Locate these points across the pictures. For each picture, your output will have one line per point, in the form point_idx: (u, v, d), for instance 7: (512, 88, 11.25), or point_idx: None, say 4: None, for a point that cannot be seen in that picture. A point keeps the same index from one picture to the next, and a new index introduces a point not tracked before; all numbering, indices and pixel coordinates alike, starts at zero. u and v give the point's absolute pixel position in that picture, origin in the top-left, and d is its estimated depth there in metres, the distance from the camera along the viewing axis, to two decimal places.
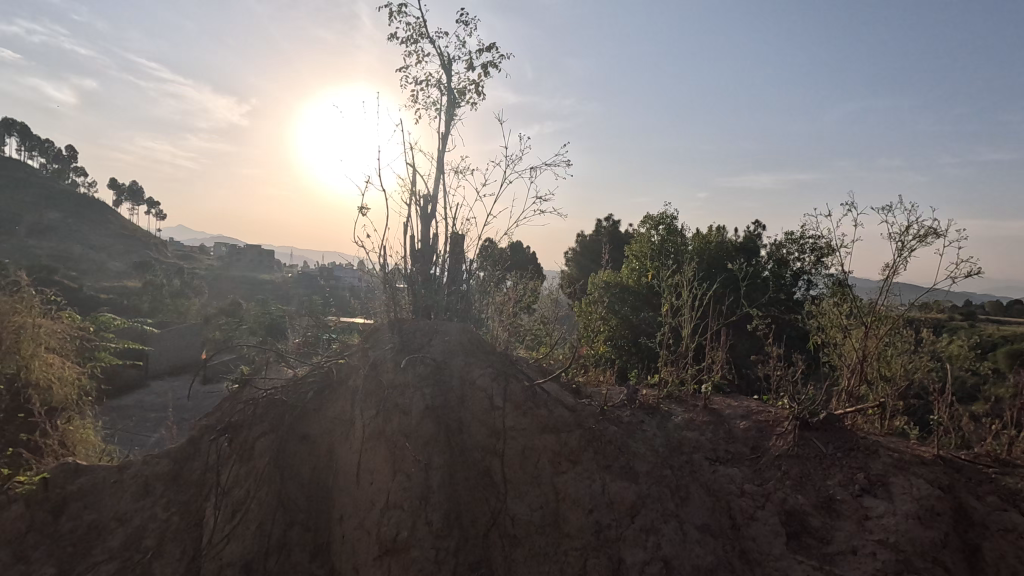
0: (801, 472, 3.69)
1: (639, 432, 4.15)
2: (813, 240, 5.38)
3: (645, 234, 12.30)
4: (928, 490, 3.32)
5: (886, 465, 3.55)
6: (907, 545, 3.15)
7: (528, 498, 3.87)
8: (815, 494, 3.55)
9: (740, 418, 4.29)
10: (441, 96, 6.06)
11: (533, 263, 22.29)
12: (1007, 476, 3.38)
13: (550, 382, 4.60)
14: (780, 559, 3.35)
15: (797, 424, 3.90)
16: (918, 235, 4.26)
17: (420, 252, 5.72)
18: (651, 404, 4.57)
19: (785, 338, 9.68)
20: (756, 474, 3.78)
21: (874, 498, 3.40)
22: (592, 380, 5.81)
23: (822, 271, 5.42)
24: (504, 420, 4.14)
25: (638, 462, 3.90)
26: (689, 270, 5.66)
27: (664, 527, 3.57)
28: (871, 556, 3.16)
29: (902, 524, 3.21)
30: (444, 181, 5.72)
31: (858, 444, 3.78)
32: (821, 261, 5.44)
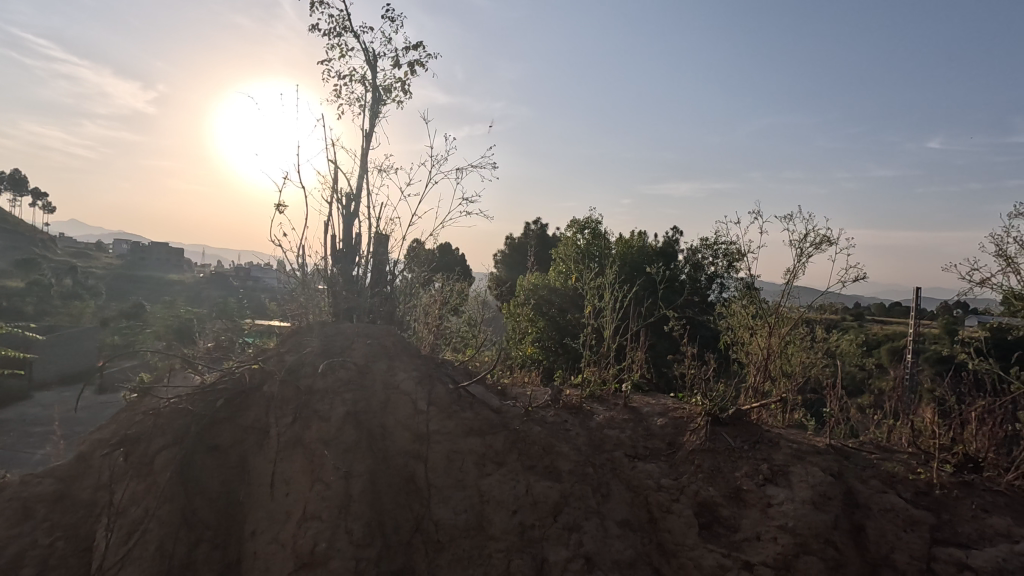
0: (712, 464, 3.89)
1: (563, 432, 4.24)
2: (724, 245, 5.74)
3: (571, 236, 12.61)
4: (821, 477, 3.58)
5: (786, 456, 3.81)
6: (804, 529, 3.38)
7: (452, 502, 3.81)
8: (724, 485, 3.75)
9: (657, 415, 4.49)
10: (366, 92, 5.90)
11: (461, 265, 22.25)
12: (887, 462, 3.72)
13: (475, 384, 4.62)
14: (693, 548, 3.52)
15: (709, 420, 4.13)
16: (815, 242, 4.62)
17: (342, 253, 5.55)
18: (574, 404, 4.70)
19: (699, 338, 10.23)
20: (672, 469, 3.96)
21: (776, 487, 3.63)
22: (518, 381, 5.88)
23: (734, 275, 5.77)
24: (428, 424, 4.11)
25: (562, 461, 3.98)
26: (611, 272, 5.85)
27: (586, 524, 3.66)
28: (772, 541, 3.38)
29: (799, 510, 3.45)
30: (368, 180, 5.56)
31: (762, 436, 4.04)
32: (732, 265, 5.79)
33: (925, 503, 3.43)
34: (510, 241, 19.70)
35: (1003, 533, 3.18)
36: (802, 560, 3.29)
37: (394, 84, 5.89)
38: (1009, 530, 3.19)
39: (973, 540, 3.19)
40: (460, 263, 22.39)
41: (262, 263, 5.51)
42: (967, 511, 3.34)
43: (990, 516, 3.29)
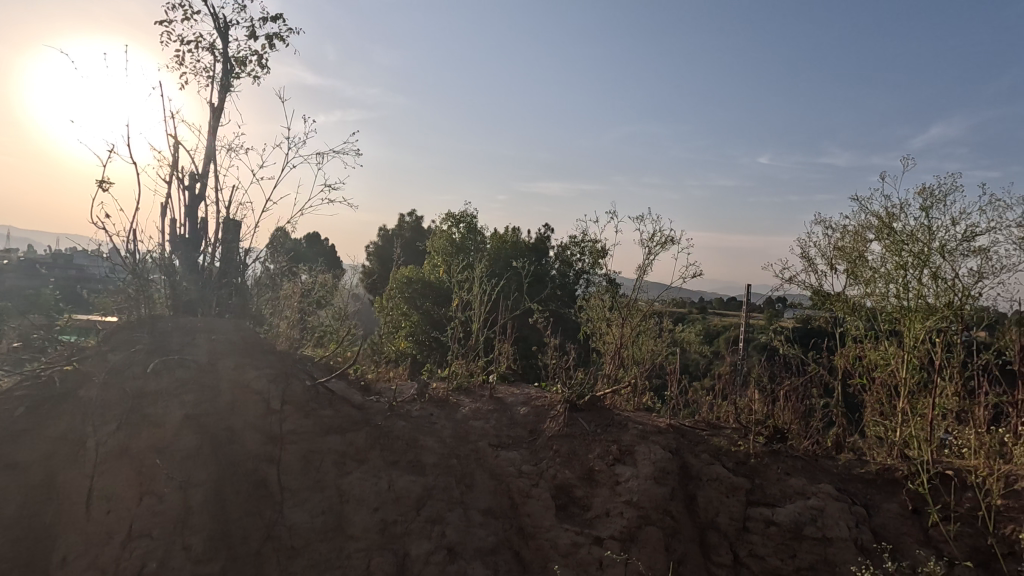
0: (569, 448, 4.12)
1: (428, 425, 4.23)
2: (589, 242, 6.08)
3: (446, 230, 12.56)
4: (662, 454, 3.91)
5: (633, 437, 4.11)
6: (646, 502, 3.69)
7: (309, 505, 3.61)
8: (579, 467, 3.98)
9: (521, 404, 4.66)
10: (214, 63, 5.34)
11: (330, 255, 21.15)
12: (715, 437, 4.18)
13: (336, 380, 4.42)
14: (550, 529, 3.71)
15: (567, 407, 4.38)
16: (662, 242, 5.09)
17: (184, 239, 4.99)
18: (441, 397, 4.71)
19: (566, 330, 10.77)
20: (532, 455, 4.13)
21: (623, 465, 3.92)
22: (385, 375, 5.74)
23: (598, 271, 6.14)
24: (282, 424, 3.86)
25: (426, 455, 3.99)
26: (480, 266, 5.93)
27: (450, 515, 3.70)
28: (619, 515, 3.67)
29: (642, 485, 3.75)
30: (216, 159, 5.05)
31: (613, 420, 4.35)
32: (596, 262, 6.16)
33: (743, 471, 3.93)
34: (383, 233, 19.12)
35: (801, 491, 3.73)
36: (644, 530, 3.60)
37: (247, 56, 5.40)
38: (803, 488, 3.74)
39: (778, 499, 3.73)
40: (331, 255, 21.35)
41: (81, 248, 4.76)
42: (774, 475, 3.87)
43: (791, 478, 3.83)
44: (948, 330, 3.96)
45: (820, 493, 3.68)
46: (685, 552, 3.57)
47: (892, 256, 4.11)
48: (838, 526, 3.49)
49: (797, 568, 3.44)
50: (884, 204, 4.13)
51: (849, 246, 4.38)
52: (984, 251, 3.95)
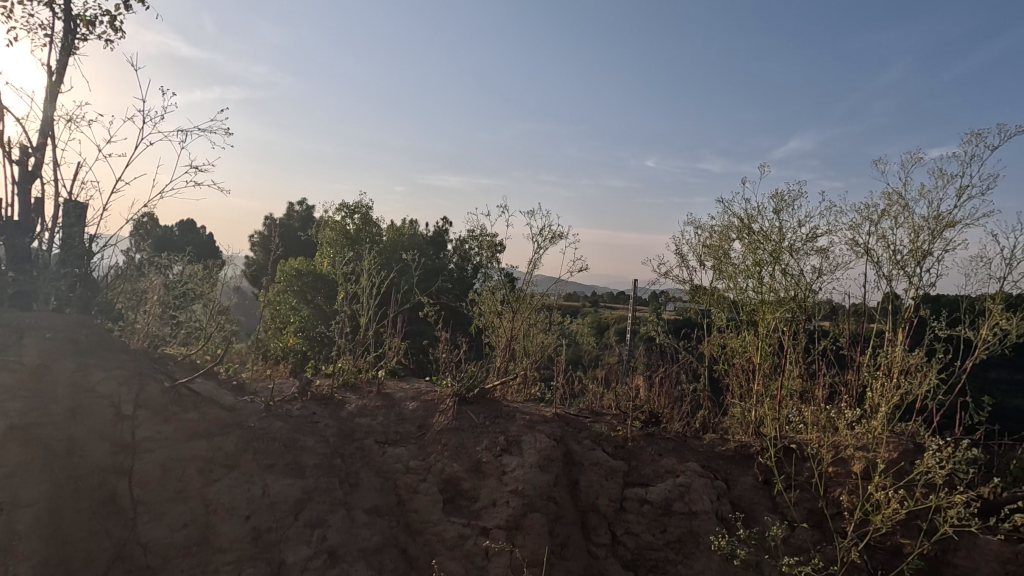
0: (458, 441, 4.10)
1: (309, 425, 4.01)
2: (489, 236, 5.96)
3: (340, 220, 11.99)
4: (547, 443, 4.01)
5: (520, 426, 4.18)
6: (531, 490, 3.77)
7: (169, 518, 3.28)
8: (467, 460, 3.98)
9: (410, 399, 4.57)
10: (53, 19, 4.62)
11: (209, 244, 19.41)
12: (596, 424, 4.38)
13: (203, 381, 4.05)
14: (437, 523, 3.69)
15: (456, 400, 4.38)
16: (551, 236, 5.21)
17: (12, 222, 4.29)
18: (325, 394, 4.49)
19: (463, 324, 10.76)
20: (420, 450, 4.07)
21: (510, 455, 3.97)
22: (264, 373, 5.38)
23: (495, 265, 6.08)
24: (136, 431, 3.46)
25: (306, 456, 3.78)
26: (368, 258, 5.70)
27: (331, 518, 3.54)
28: (504, 504, 3.72)
29: (527, 473, 3.83)
30: (53, 130, 4.37)
31: (501, 411, 4.40)
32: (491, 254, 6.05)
33: (621, 454, 4.15)
34: (270, 221, 17.88)
35: (671, 470, 4.01)
36: (529, 517, 3.68)
37: (95, 15, 4.73)
38: (673, 466, 4.02)
39: (651, 478, 3.99)
40: (211, 244, 19.63)
41: None
42: (648, 456, 4.14)
43: (663, 458, 4.11)
44: (794, 319, 4.46)
45: (688, 470, 3.98)
46: (568, 535, 3.71)
47: (750, 254, 4.54)
48: (703, 500, 3.80)
49: (667, 541, 3.71)
50: (745, 207, 4.54)
51: (716, 244, 4.77)
52: (823, 250, 4.49)
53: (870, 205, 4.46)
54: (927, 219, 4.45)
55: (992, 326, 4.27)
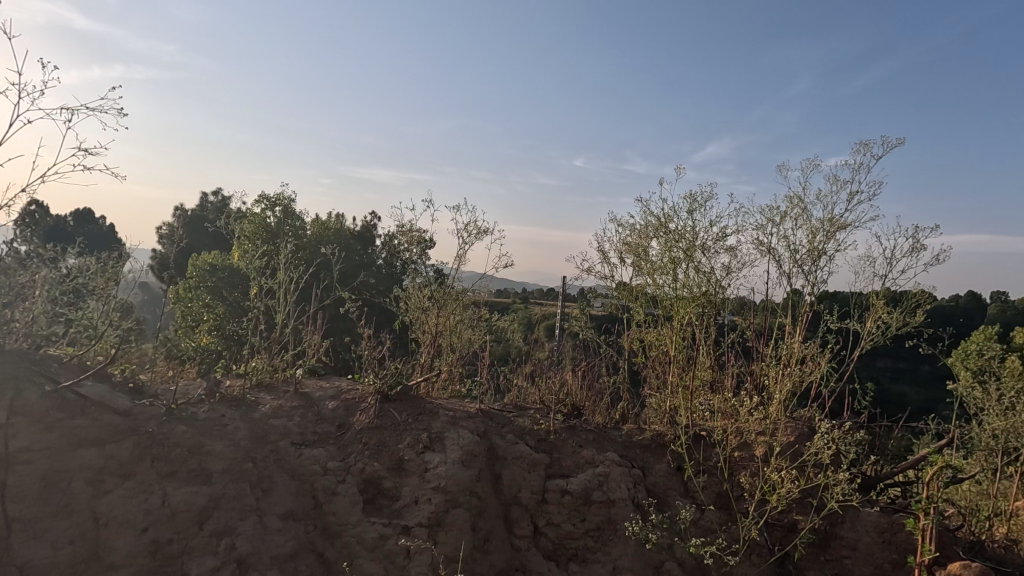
0: (379, 440, 4.03)
1: (216, 428, 3.79)
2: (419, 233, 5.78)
3: (259, 213, 11.37)
4: (470, 438, 4.00)
5: (443, 423, 4.15)
6: (453, 486, 3.74)
7: (51, 536, 2.95)
8: (388, 458, 3.92)
9: (329, 398, 4.43)
10: None
11: (110, 236, 17.84)
12: (520, 418, 4.44)
13: (95, 385, 3.73)
14: (357, 525, 3.58)
15: (378, 398, 4.30)
16: (477, 232, 5.19)
17: None
18: (236, 395, 4.25)
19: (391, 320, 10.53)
20: (340, 451, 3.96)
21: (433, 452, 3.94)
22: (169, 374, 5.02)
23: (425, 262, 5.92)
24: (12, 441, 3.12)
25: (213, 461, 3.56)
26: (286, 251, 5.42)
27: (240, 525, 3.35)
28: (426, 502, 3.66)
29: (450, 469, 3.80)
30: None
31: (425, 408, 4.35)
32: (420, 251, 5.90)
33: (543, 447, 4.23)
34: (181, 212, 16.70)
35: (591, 461, 4.12)
36: (451, 513, 3.64)
37: None
38: (593, 457, 4.14)
39: (572, 469, 4.08)
40: (112, 236, 18.06)
41: None
42: (570, 448, 4.23)
43: (584, 449, 4.21)
44: (706, 314, 4.72)
45: (606, 460, 4.11)
46: (490, 529, 3.72)
47: (666, 252, 4.75)
48: (620, 488, 3.92)
49: (586, 530, 3.79)
50: (662, 207, 4.74)
51: (635, 242, 4.95)
52: (732, 249, 4.77)
53: (774, 208, 4.78)
54: (823, 221, 4.83)
55: (876, 319, 4.71)
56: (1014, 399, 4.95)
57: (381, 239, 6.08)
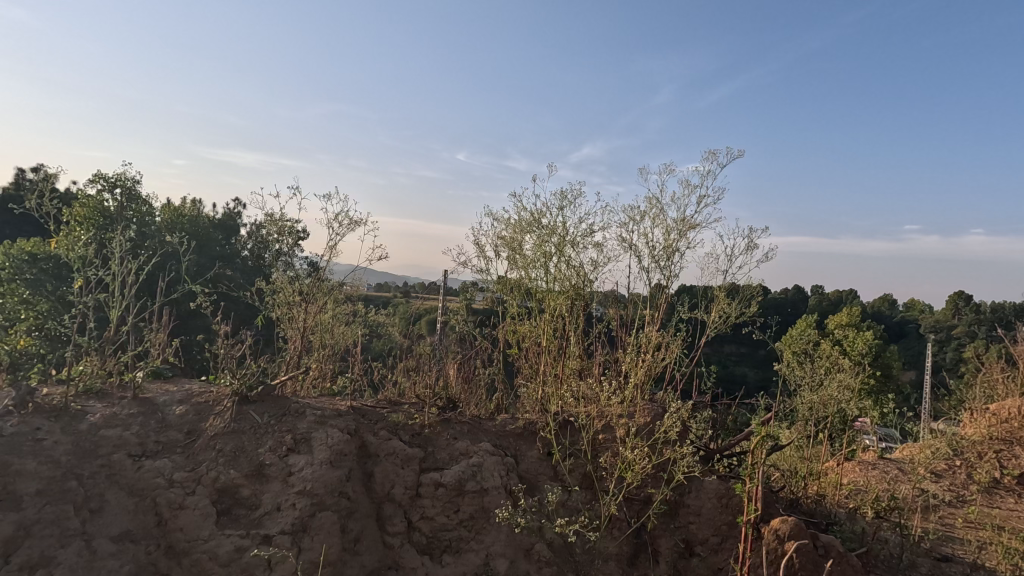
0: (235, 446, 3.73)
1: (29, 444, 3.31)
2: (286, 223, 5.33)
3: (94, 195, 9.92)
4: (339, 437, 3.83)
5: (310, 423, 3.93)
6: (320, 488, 3.53)
7: None
8: (246, 464, 3.63)
9: (176, 403, 4.02)
10: None
11: None
12: (393, 414, 4.35)
13: None
14: (209, 539, 3.25)
15: (235, 400, 3.97)
16: (349, 224, 4.95)
17: None
18: (55, 405, 3.69)
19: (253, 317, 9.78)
20: (189, 460, 3.60)
21: (297, 454, 3.71)
22: None
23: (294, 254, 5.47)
24: None
25: (24, 483, 3.10)
26: (123, 238, 4.74)
27: (61, 553, 2.91)
28: (290, 507, 3.43)
29: (316, 471, 3.59)
30: None
31: (289, 408, 4.09)
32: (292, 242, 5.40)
33: (417, 442, 4.18)
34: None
35: (465, 452, 4.14)
36: (318, 517, 3.43)
37: None
38: (467, 448, 4.16)
39: (446, 462, 4.07)
40: None
41: None
42: (444, 440, 4.23)
43: (458, 441, 4.23)
44: (575, 306, 4.98)
45: (480, 451, 4.15)
46: (361, 529, 3.57)
47: (539, 246, 4.92)
48: (493, 477, 3.97)
49: (460, 520, 3.79)
50: (534, 204, 4.90)
51: (510, 236, 5.06)
52: (598, 245, 5.07)
53: (635, 207, 5.16)
54: (676, 221, 5.32)
55: (719, 310, 5.29)
56: (823, 376, 5.84)
57: (245, 233, 5.44)
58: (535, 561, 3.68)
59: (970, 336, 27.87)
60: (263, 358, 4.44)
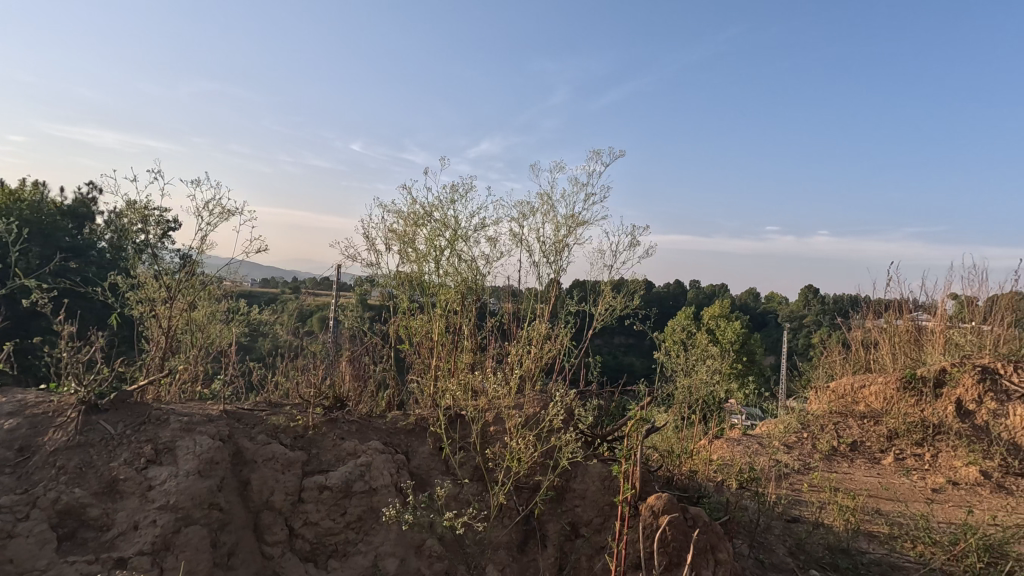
0: (81, 462, 3.32)
1: None
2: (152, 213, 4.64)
3: None
4: (209, 444, 3.51)
5: (174, 431, 3.58)
6: (185, 501, 3.21)
7: None
8: (96, 481, 3.24)
9: (6, 416, 3.55)
10: None
11: None
12: (273, 416, 4.10)
13: None
14: (47, 570, 2.85)
15: (82, 410, 3.54)
16: (222, 213, 4.53)
17: None
18: None
19: None
20: (22, 481, 3.18)
21: (158, 466, 3.36)
22: None
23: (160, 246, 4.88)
24: None
25: None
26: None
27: None
28: (150, 525, 3.08)
29: (181, 483, 3.26)
30: None
31: (149, 416, 3.70)
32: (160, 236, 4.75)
33: (300, 445, 3.96)
34: None
35: (353, 452, 3.97)
36: (183, 533, 3.12)
37: None
38: (355, 448, 3.99)
39: (332, 464, 3.89)
40: None
41: None
42: (330, 441, 4.04)
43: (345, 441, 4.06)
44: (466, 300, 5.00)
45: (369, 450, 4.00)
46: (236, 542, 3.34)
47: (431, 240, 4.86)
48: (383, 475, 3.84)
49: (346, 523, 3.62)
50: (425, 197, 4.84)
51: (400, 229, 4.95)
52: (490, 239, 5.12)
53: (526, 203, 5.28)
54: (564, 218, 5.50)
55: (604, 303, 5.57)
56: (697, 362, 6.37)
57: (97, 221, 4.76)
58: (425, 557, 3.64)
59: (817, 324, 31.88)
60: (118, 362, 3.93)
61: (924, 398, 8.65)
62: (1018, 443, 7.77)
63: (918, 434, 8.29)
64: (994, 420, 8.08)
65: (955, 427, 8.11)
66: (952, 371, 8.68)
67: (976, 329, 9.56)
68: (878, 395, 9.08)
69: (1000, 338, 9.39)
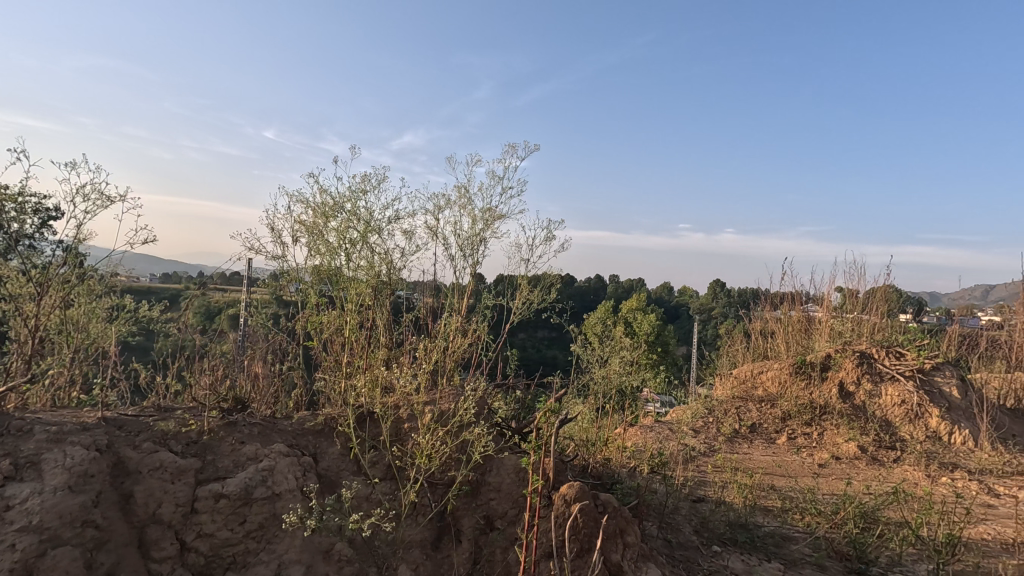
0: None
1: None
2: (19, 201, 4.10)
3: None
4: (82, 455, 3.20)
5: (39, 443, 3.24)
6: (52, 520, 2.89)
7: None
8: None
9: None
10: None
11: None
12: (162, 421, 3.77)
13: None
14: None
15: None
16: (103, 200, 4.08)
17: None
18: None
19: None
20: None
21: (19, 484, 3.00)
22: None
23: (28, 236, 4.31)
24: None
25: None
26: None
27: None
28: (7, 549, 2.72)
29: (47, 500, 2.94)
30: None
31: (9, 427, 3.33)
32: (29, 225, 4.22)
33: (193, 451, 3.67)
34: None
35: (253, 456, 3.74)
36: (50, 555, 2.78)
37: None
38: (256, 453, 3.76)
39: (230, 470, 3.64)
40: None
41: None
42: (228, 446, 3.78)
43: (245, 445, 3.81)
44: (379, 295, 4.84)
45: (272, 454, 3.78)
46: (116, 561, 3.00)
47: (342, 232, 4.66)
48: (287, 480, 3.64)
49: (246, 532, 3.39)
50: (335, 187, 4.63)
51: (308, 221, 4.71)
52: (404, 232, 4.99)
53: (441, 196, 5.19)
54: (481, 212, 5.47)
55: (521, 297, 5.61)
56: (611, 353, 6.58)
57: None
58: (334, 561, 3.46)
59: (724, 316, 34.04)
60: None
61: (812, 381, 9.47)
62: (889, 418, 8.82)
63: (807, 415, 9.07)
64: (870, 400, 9.01)
65: (838, 407, 8.96)
66: (836, 357, 9.57)
67: (856, 319, 10.60)
68: (774, 380, 9.83)
69: (875, 327, 10.47)
